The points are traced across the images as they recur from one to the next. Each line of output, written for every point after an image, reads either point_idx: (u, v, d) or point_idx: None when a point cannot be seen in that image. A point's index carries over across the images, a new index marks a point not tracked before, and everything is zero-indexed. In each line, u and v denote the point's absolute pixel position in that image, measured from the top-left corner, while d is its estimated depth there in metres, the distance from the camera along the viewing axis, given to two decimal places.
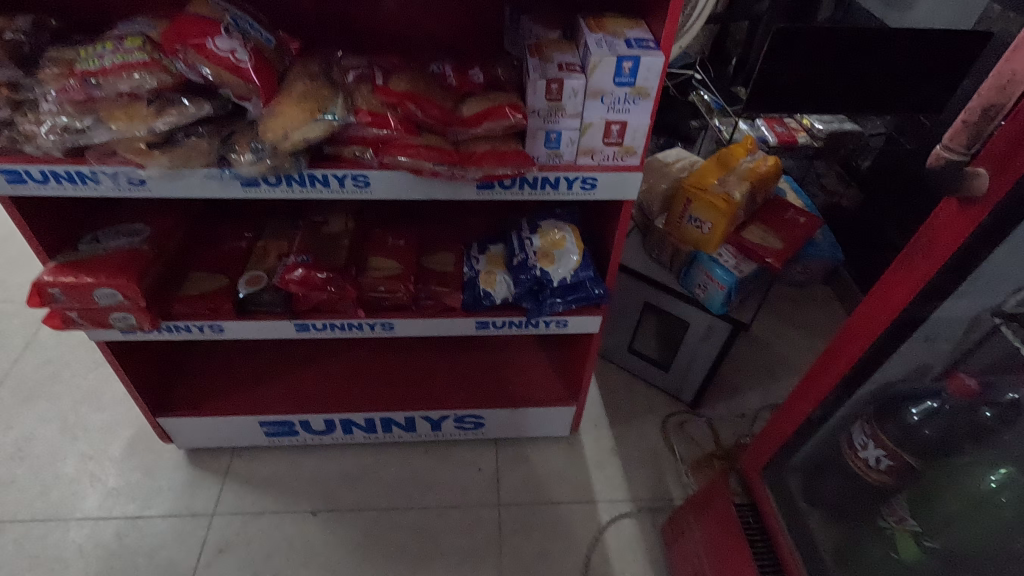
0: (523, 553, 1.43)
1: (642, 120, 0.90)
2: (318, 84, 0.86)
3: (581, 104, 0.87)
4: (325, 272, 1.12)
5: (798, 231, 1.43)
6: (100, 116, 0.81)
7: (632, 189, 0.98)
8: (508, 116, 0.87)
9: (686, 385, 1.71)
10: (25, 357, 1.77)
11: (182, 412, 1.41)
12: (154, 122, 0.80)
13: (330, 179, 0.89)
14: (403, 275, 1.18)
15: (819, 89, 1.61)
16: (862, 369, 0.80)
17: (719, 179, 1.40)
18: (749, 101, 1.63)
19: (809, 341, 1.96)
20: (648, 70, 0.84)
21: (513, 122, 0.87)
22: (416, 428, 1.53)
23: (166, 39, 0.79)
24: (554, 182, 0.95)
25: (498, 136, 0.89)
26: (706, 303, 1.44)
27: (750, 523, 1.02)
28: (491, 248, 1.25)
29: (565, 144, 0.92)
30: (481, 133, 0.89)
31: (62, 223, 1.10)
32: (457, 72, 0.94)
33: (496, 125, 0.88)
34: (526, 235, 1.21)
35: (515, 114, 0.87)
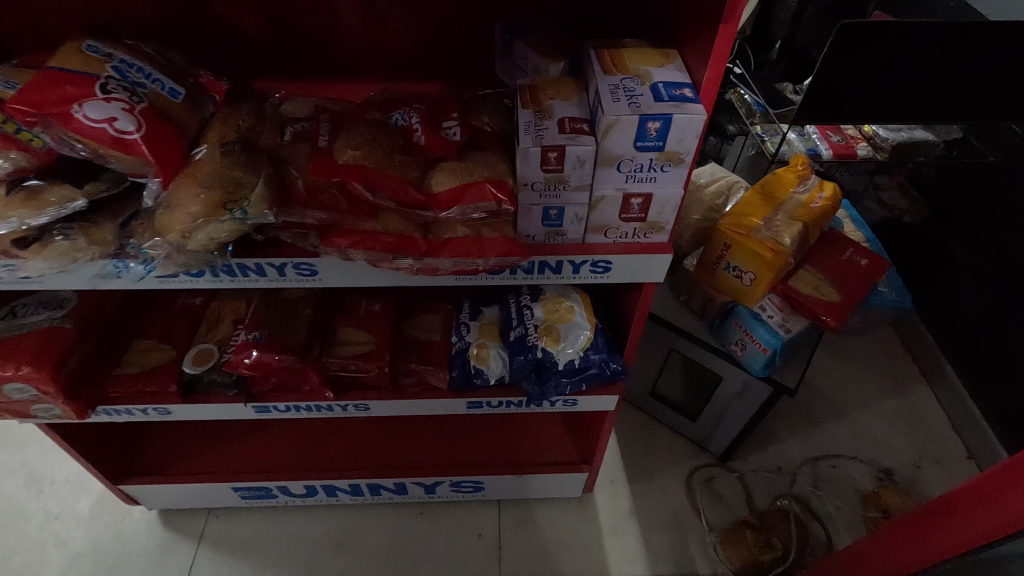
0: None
1: (672, 191, 0.67)
2: (233, 154, 0.64)
3: (590, 175, 0.65)
4: (282, 353, 0.92)
5: (859, 278, 1.18)
6: None
7: (657, 271, 0.75)
8: (488, 199, 0.64)
9: (716, 437, 1.50)
10: None
11: (146, 478, 1.27)
12: (19, 216, 0.60)
13: (266, 269, 0.70)
14: (378, 352, 0.97)
15: (888, 96, 1.34)
16: None
17: (764, 217, 1.14)
18: (800, 111, 1.36)
19: (857, 379, 1.73)
20: (682, 131, 0.61)
21: (499, 206, 0.65)
22: (408, 491, 1.36)
23: (13, 102, 0.57)
24: (555, 266, 0.73)
25: (483, 220, 0.67)
26: (744, 363, 1.22)
27: None
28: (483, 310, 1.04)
29: (569, 222, 0.70)
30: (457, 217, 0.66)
31: None
32: (426, 124, 0.70)
33: (477, 209, 0.65)
34: (524, 302, 0.99)
35: (497, 194, 0.64)
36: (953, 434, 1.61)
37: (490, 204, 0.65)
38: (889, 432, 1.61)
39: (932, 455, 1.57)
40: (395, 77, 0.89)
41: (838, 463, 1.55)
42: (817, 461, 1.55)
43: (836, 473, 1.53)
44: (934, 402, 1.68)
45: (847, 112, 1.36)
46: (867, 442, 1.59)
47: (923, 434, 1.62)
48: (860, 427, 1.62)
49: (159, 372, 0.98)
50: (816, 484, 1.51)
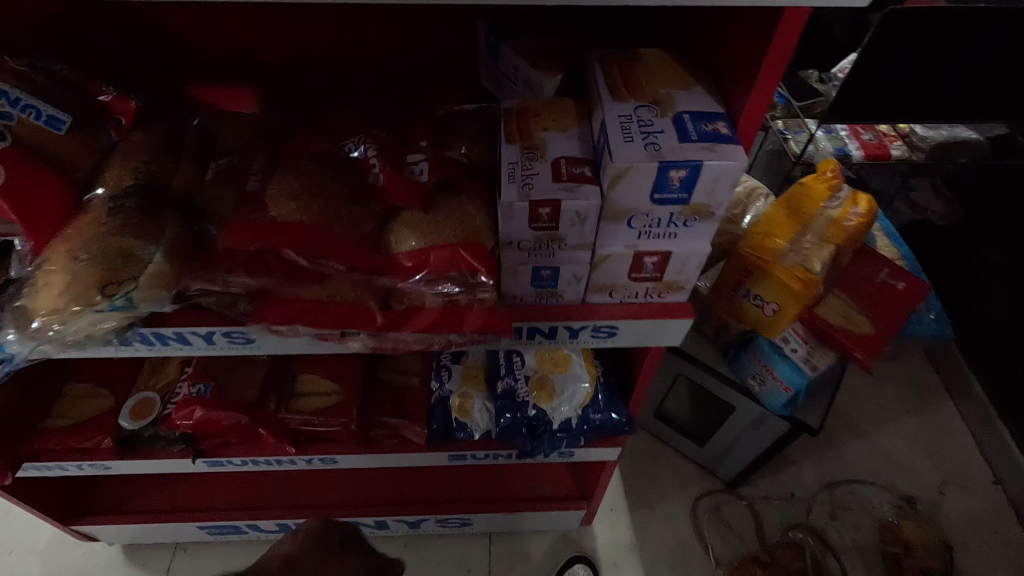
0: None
1: (697, 248, 0.53)
2: (127, 204, 0.49)
3: (592, 231, 0.50)
4: (229, 412, 0.78)
5: (897, 306, 1.04)
6: None
7: (673, 336, 0.62)
8: (462, 270, 0.50)
9: (725, 464, 1.38)
10: None
11: (101, 519, 1.16)
12: None
13: (189, 337, 0.56)
14: (345, 404, 0.84)
15: (934, 91, 1.17)
16: None
17: (792, 237, 0.99)
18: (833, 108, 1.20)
19: (877, 395, 1.60)
20: (714, 179, 0.47)
21: (474, 278, 0.50)
22: (389, 527, 1.25)
23: None
24: (548, 331, 0.60)
25: (461, 298, 0.52)
26: (762, 399, 1.09)
27: None
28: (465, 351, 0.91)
29: (566, 282, 0.56)
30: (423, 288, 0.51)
31: None
32: (387, 159, 0.55)
33: (448, 280, 0.51)
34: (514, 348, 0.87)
35: (470, 261, 0.50)
36: (979, 457, 1.50)
37: (464, 278, 0.50)
38: (910, 454, 1.50)
39: (956, 479, 1.46)
40: (361, 83, 0.74)
41: (855, 489, 1.43)
42: (834, 486, 1.44)
43: (853, 499, 1.42)
44: (960, 419, 1.56)
45: (884, 110, 1.20)
46: (887, 465, 1.48)
47: (947, 456, 1.50)
48: (880, 449, 1.50)
49: (94, 424, 0.85)
50: (832, 513, 1.40)
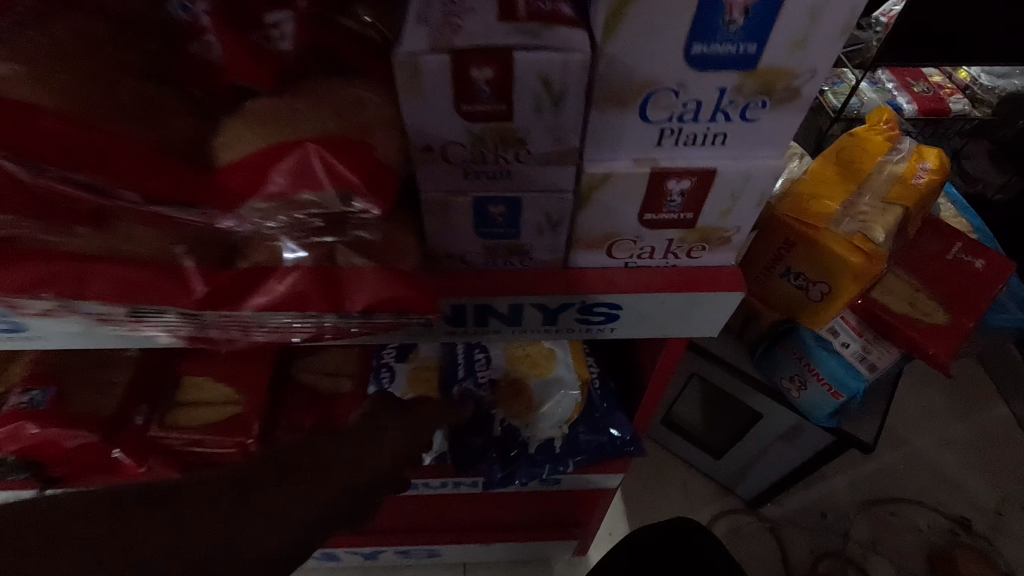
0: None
1: (759, 163, 0.30)
2: None
3: (577, 126, 0.28)
4: (71, 430, 0.55)
5: (975, 288, 0.81)
6: None
7: (707, 321, 0.39)
8: (322, 194, 0.27)
9: (747, 481, 1.16)
10: None
11: None
12: None
13: None
14: (245, 419, 0.61)
15: None
16: None
17: (845, 198, 0.77)
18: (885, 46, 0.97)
19: (920, 397, 1.37)
20: (809, 8, 0.24)
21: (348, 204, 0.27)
22: (338, 559, 1.02)
23: None
24: (509, 313, 0.37)
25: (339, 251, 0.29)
26: (800, 406, 0.88)
27: None
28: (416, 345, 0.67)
29: (532, 228, 0.33)
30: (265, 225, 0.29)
31: None
32: (224, 17, 0.32)
33: (310, 213, 0.28)
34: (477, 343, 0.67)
35: (334, 171, 0.27)
36: None
37: (326, 207, 0.27)
38: (962, 469, 1.28)
39: (1016, 498, 1.24)
40: None
41: (898, 510, 1.21)
42: (873, 506, 1.22)
43: (896, 522, 1.20)
44: (1017, 428, 1.34)
45: None
46: (935, 481, 1.26)
47: (1004, 470, 1.28)
48: (926, 462, 1.28)
49: None
50: (873, 539, 1.18)
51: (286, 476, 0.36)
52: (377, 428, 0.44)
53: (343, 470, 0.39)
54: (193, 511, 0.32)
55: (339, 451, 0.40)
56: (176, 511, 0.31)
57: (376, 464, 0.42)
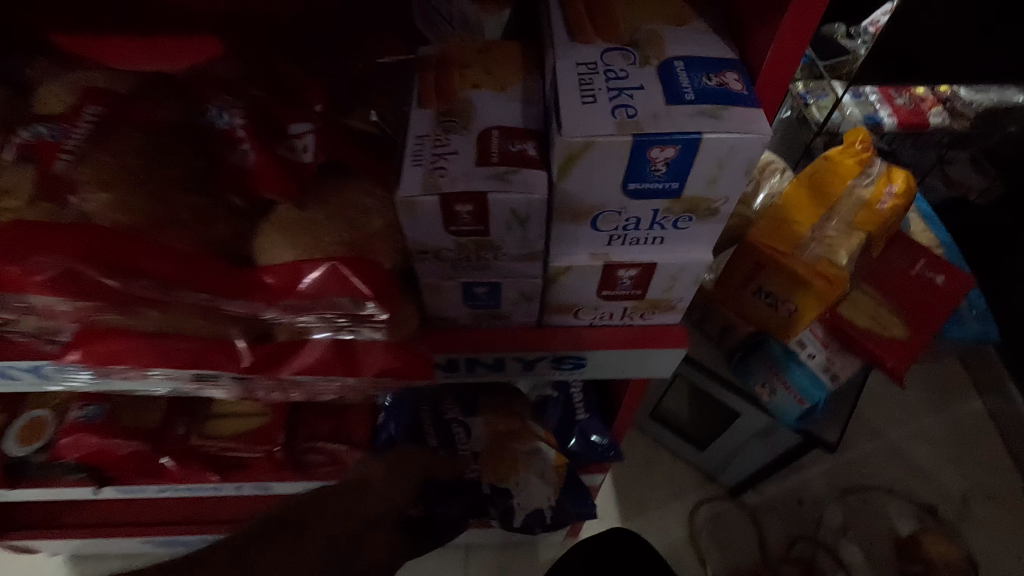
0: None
1: (690, 259, 0.37)
2: None
3: (539, 237, 0.35)
4: (126, 440, 0.65)
5: (934, 304, 0.88)
6: None
7: (660, 369, 0.47)
8: (360, 300, 0.35)
9: (728, 470, 1.25)
10: None
11: (29, 535, 1.02)
12: None
13: (15, 374, 0.43)
14: (270, 428, 0.70)
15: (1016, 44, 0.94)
16: None
17: (813, 222, 0.83)
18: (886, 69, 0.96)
19: (896, 392, 1.46)
20: (719, 161, 0.31)
21: (364, 307, 0.36)
22: None
23: None
24: (493, 363, 0.45)
25: (348, 334, 0.38)
26: (771, 410, 0.95)
27: None
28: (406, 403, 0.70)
29: (510, 302, 0.41)
30: (297, 313, 0.37)
31: None
32: (256, 132, 0.39)
33: (330, 314, 0.36)
34: (453, 417, 0.69)
35: (356, 283, 0.34)
36: (1008, 462, 1.37)
37: (369, 308, 0.36)
38: (933, 459, 1.37)
39: (982, 487, 1.33)
40: None
41: (870, 497, 1.30)
42: (847, 494, 1.31)
43: (867, 508, 1.29)
44: (988, 422, 1.43)
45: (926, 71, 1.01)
46: (906, 470, 1.35)
47: (973, 461, 1.37)
48: (898, 452, 1.37)
49: None
50: (845, 523, 1.27)
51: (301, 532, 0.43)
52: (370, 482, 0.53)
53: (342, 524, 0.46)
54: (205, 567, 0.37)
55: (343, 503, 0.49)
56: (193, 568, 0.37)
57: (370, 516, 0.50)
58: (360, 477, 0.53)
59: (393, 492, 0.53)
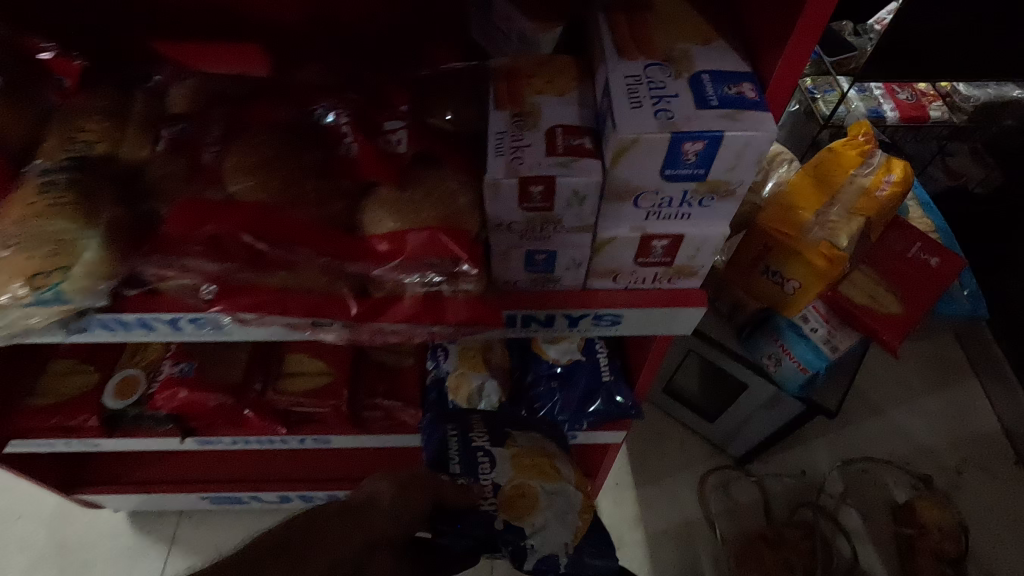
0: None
1: (712, 232, 0.46)
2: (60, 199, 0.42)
3: (592, 213, 0.44)
4: (214, 394, 0.75)
5: (927, 283, 0.96)
6: None
7: (684, 326, 0.56)
8: (460, 262, 0.44)
9: (736, 441, 1.34)
10: None
11: (101, 490, 1.13)
12: None
13: (154, 325, 0.52)
14: (335, 386, 0.80)
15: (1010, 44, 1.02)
16: None
17: (817, 208, 0.92)
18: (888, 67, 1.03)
19: (897, 372, 1.54)
20: (737, 153, 0.40)
21: (457, 266, 0.44)
22: None
23: None
24: (545, 320, 0.54)
25: (443, 289, 0.46)
26: (777, 379, 1.04)
27: None
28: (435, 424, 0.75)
29: (563, 268, 0.50)
30: (399, 273, 0.45)
31: None
32: (359, 126, 0.48)
33: (429, 269, 0.45)
34: (479, 444, 0.73)
35: (452, 247, 0.44)
36: (1002, 437, 1.46)
37: (465, 267, 0.44)
38: (930, 434, 1.45)
39: (976, 460, 1.42)
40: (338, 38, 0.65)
41: (870, 468, 1.39)
42: (848, 465, 1.40)
43: (867, 478, 1.38)
44: (984, 400, 1.51)
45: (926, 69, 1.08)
46: (903, 444, 1.44)
47: (967, 435, 1.46)
48: (896, 427, 1.46)
49: (77, 403, 0.82)
50: (845, 492, 1.36)
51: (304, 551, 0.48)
52: (379, 496, 0.59)
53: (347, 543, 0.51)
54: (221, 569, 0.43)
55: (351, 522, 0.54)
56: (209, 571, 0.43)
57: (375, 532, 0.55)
58: (367, 498, 0.58)
59: (400, 512, 0.59)
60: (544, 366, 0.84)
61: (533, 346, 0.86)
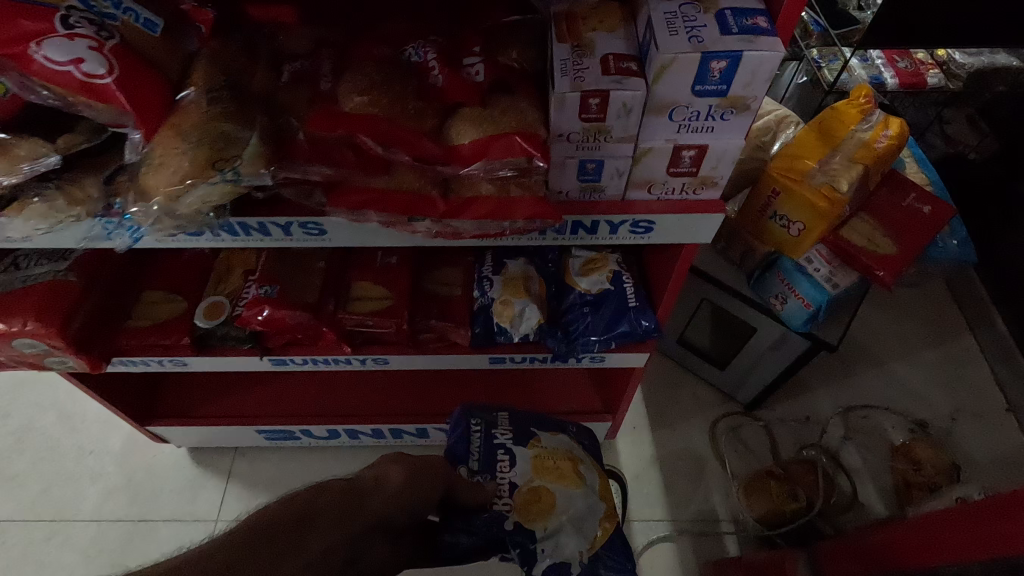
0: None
1: (731, 143, 0.57)
2: (218, 111, 0.53)
3: (636, 124, 0.55)
4: (295, 311, 0.87)
5: (920, 228, 1.07)
6: None
7: (705, 233, 0.67)
8: (533, 160, 0.55)
9: (745, 387, 1.45)
10: None
11: (171, 420, 1.26)
12: (26, 165, 0.53)
13: (270, 228, 0.63)
14: (396, 309, 0.92)
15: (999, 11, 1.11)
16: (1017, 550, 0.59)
17: (820, 158, 1.02)
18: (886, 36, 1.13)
19: (896, 328, 1.65)
20: (752, 72, 0.51)
21: (531, 163, 0.56)
22: (429, 435, 1.33)
23: None
24: (591, 226, 0.65)
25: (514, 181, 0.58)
26: (782, 317, 1.15)
27: None
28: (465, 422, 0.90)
29: (609, 177, 0.61)
30: (480, 173, 0.57)
31: None
32: (445, 61, 0.60)
33: (506, 167, 0.56)
34: (501, 443, 0.88)
35: (527, 148, 0.55)
36: (995, 388, 1.56)
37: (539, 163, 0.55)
38: (927, 385, 1.56)
39: (970, 408, 1.52)
40: None
41: (869, 415, 1.50)
42: (849, 411, 1.50)
43: (866, 423, 1.49)
44: (979, 355, 1.61)
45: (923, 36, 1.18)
46: (901, 393, 1.54)
47: (962, 385, 1.56)
48: (894, 378, 1.56)
49: (171, 325, 0.94)
50: (846, 434, 1.47)
51: (321, 528, 0.55)
52: (386, 481, 0.66)
53: (352, 520, 0.59)
54: (257, 546, 0.50)
55: (360, 504, 0.61)
56: (250, 545, 0.49)
57: (374, 517, 0.62)
58: (377, 478, 0.66)
59: (405, 493, 0.67)
60: (576, 294, 0.96)
61: (568, 279, 0.98)
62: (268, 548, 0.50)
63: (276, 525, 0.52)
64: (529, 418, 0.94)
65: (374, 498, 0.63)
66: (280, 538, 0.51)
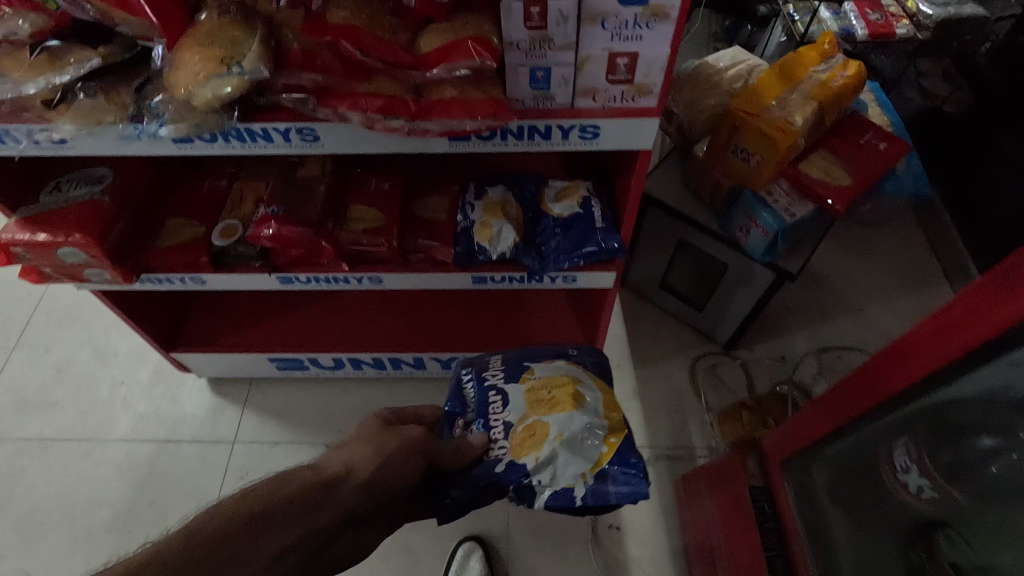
0: (536, 514, 1.37)
1: (659, 50, 0.67)
2: (227, 21, 0.65)
3: (574, 32, 0.65)
4: (299, 227, 0.99)
5: (874, 161, 1.15)
6: (15, 75, 0.66)
7: (646, 136, 0.77)
8: (485, 61, 0.66)
9: (722, 327, 1.54)
10: (49, 296, 1.76)
11: (193, 347, 1.39)
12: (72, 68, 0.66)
13: (271, 134, 0.74)
14: (387, 228, 1.03)
15: None
16: (896, 397, 0.70)
17: (779, 96, 1.12)
18: None
19: (873, 276, 1.72)
20: None
21: (484, 65, 0.66)
22: (426, 366, 1.45)
23: None
24: (544, 131, 0.77)
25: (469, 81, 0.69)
26: (747, 248, 1.22)
27: (763, 508, 0.94)
28: (461, 379, 0.99)
29: (557, 84, 0.71)
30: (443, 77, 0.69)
31: (35, 182, 1.03)
32: None
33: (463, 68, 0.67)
34: (493, 385, 0.94)
35: (481, 51, 0.65)
36: None
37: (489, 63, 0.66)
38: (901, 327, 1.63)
39: None
40: None
41: (843, 354, 1.58)
42: (824, 351, 1.59)
43: (840, 362, 1.58)
44: None
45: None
46: (875, 336, 1.62)
47: None
48: (870, 322, 1.64)
49: (192, 245, 1.06)
50: (819, 371, 1.56)
51: (285, 519, 0.56)
52: (357, 472, 0.66)
53: (317, 513, 0.59)
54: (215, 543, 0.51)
55: (328, 494, 0.61)
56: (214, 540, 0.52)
57: (345, 509, 0.62)
58: (346, 469, 0.66)
59: (376, 485, 0.66)
60: (550, 219, 1.07)
61: (543, 206, 1.09)
62: (231, 541, 0.52)
63: (239, 517, 0.54)
64: (522, 355, 0.99)
65: (343, 489, 0.63)
66: (233, 544, 0.52)
